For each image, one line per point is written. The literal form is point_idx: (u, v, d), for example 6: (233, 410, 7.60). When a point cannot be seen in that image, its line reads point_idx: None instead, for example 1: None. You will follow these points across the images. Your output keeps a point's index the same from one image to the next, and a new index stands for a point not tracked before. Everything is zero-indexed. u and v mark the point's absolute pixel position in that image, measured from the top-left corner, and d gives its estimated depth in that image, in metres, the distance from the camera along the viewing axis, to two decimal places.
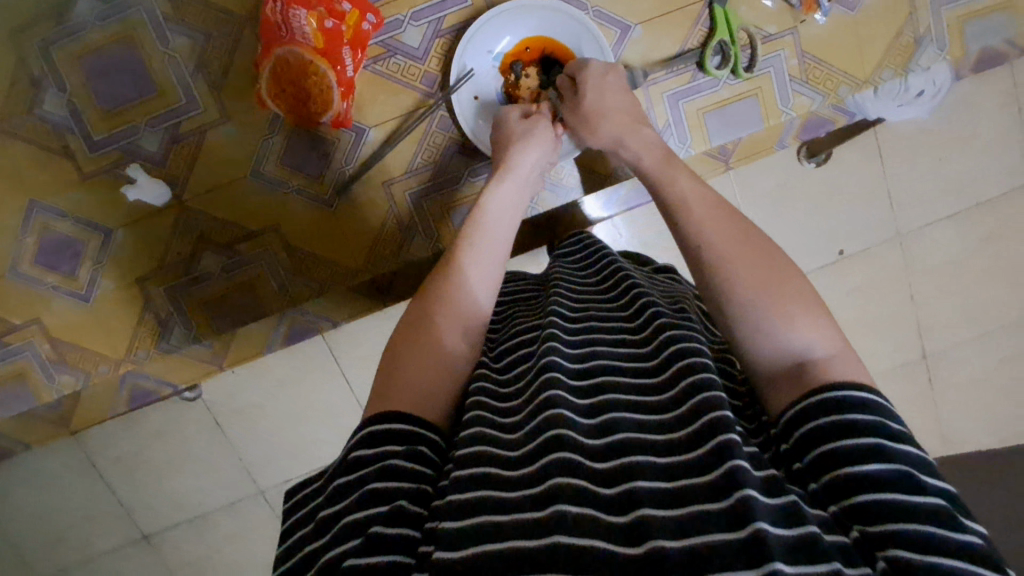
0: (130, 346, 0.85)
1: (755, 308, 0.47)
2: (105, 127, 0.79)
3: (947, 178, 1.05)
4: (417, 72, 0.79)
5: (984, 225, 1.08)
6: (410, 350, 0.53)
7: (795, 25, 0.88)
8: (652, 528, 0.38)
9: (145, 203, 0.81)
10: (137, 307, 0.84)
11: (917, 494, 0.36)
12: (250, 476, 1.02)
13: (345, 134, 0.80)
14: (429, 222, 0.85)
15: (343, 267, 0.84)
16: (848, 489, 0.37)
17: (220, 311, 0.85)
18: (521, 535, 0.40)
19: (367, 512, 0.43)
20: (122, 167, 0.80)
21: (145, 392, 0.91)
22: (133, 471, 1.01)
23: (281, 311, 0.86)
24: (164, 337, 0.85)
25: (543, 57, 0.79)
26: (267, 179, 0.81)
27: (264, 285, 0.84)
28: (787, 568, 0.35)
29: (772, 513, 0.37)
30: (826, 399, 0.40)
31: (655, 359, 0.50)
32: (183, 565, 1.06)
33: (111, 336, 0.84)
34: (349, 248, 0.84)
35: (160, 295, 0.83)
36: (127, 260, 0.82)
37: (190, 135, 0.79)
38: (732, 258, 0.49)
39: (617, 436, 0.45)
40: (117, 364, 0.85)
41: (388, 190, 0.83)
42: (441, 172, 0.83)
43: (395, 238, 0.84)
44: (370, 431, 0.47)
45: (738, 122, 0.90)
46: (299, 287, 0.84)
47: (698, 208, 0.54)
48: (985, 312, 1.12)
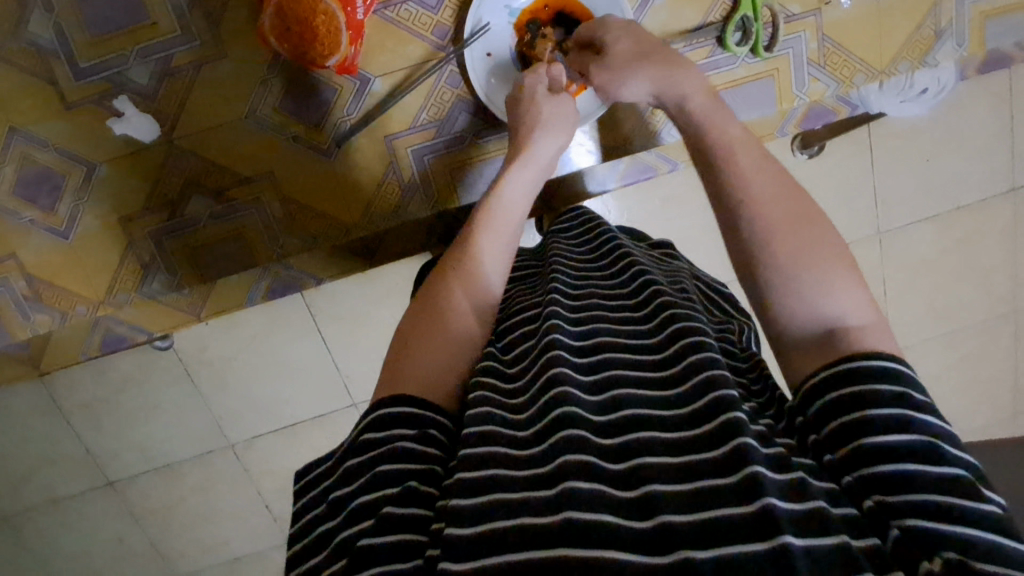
0: (110, 289, 0.82)
1: (795, 272, 0.46)
2: (92, 55, 0.74)
3: (939, 178, 1.05)
4: (429, 22, 0.75)
5: (964, 228, 1.10)
6: (415, 337, 0.53)
7: (819, 6, 0.86)
8: (661, 505, 0.39)
9: (132, 138, 0.76)
10: (119, 248, 0.80)
11: (939, 465, 0.37)
12: (219, 429, 1.01)
13: (349, 82, 0.76)
14: (430, 183, 0.83)
15: (337, 222, 0.82)
16: (867, 459, 0.38)
17: (207, 260, 0.82)
18: (531, 511, 0.40)
19: (377, 493, 0.43)
20: (109, 98, 0.75)
21: (120, 338, 0.87)
22: (102, 416, 0.98)
23: (266, 263, 0.83)
24: (145, 281, 0.82)
25: (561, 16, 0.76)
26: (263, 123, 0.77)
27: (254, 237, 0.81)
28: (797, 540, 0.35)
29: (780, 490, 0.38)
30: (848, 369, 0.41)
31: (657, 337, 0.50)
32: (149, 511, 1.06)
33: (89, 276, 0.81)
34: (347, 205, 0.82)
35: (144, 238, 0.80)
36: (109, 199, 0.78)
37: (185, 69, 0.75)
38: (774, 221, 0.48)
39: (624, 412, 0.45)
40: (95, 306, 0.82)
41: (389, 145, 0.80)
42: (444, 131, 0.80)
43: (392, 195, 0.82)
44: (379, 414, 0.47)
45: (753, 102, 0.90)
46: (290, 240, 0.82)
47: (743, 165, 0.52)
48: (950, 315, 1.16)
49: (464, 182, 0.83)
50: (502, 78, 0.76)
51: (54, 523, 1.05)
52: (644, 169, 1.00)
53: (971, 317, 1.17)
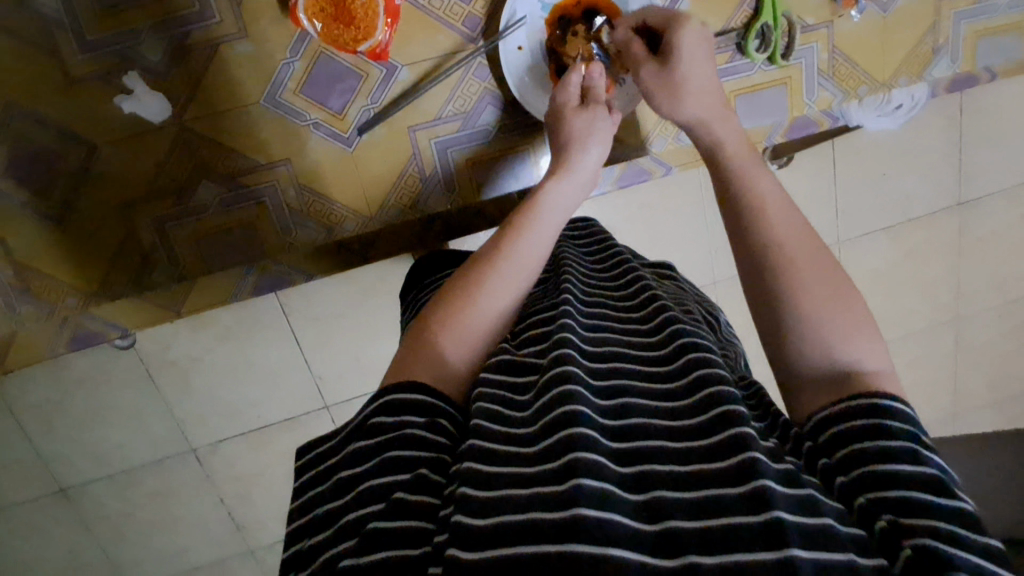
0: (105, 281, 0.76)
1: (819, 316, 0.48)
2: (102, 28, 0.69)
3: (890, 194, 1.18)
4: (460, 12, 0.74)
5: (911, 240, 1.23)
6: (433, 327, 0.54)
7: (832, 19, 0.86)
8: (667, 509, 0.41)
9: (142, 118, 0.72)
10: (118, 236, 0.75)
11: (946, 495, 0.39)
12: (181, 434, 1.04)
13: (374, 69, 0.74)
14: (451, 178, 0.81)
15: (350, 215, 0.80)
16: (881, 483, 0.40)
17: (212, 247, 0.77)
18: (544, 506, 0.41)
19: (389, 478, 0.45)
20: (118, 74, 0.70)
21: (88, 335, 0.81)
22: (52, 421, 0.99)
23: (274, 255, 0.79)
24: (144, 275, 0.77)
25: (589, 11, 0.75)
26: (283, 107, 0.74)
27: (265, 225, 0.78)
28: (803, 553, 0.37)
29: (789, 504, 0.40)
30: (862, 403, 0.43)
31: (665, 349, 0.53)
32: (100, 520, 1.07)
33: (86, 266, 0.76)
34: (344, 184, 0.78)
35: (146, 227, 0.75)
36: (112, 181, 0.73)
37: (201, 47, 0.71)
38: (800, 262, 0.50)
39: (631, 420, 0.48)
40: (87, 298, 0.77)
41: (412, 137, 0.78)
42: (468, 125, 0.79)
43: (411, 189, 0.80)
44: (389, 399, 0.49)
45: (766, 110, 0.89)
46: (304, 231, 0.79)
47: (768, 204, 0.54)
48: (895, 320, 1.30)
49: (485, 179, 0.82)
50: (535, 75, 0.77)
51: (4, 530, 1.05)
52: (639, 173, 0.98)
53: (915, 323, 1.31)
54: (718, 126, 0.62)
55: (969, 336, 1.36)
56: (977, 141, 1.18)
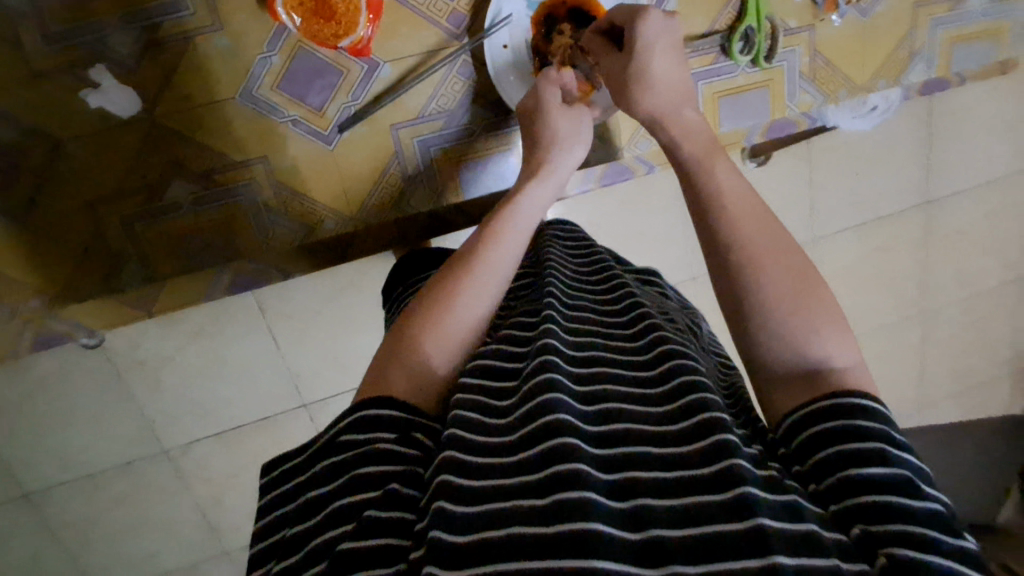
0: (72, 283, 0.73)
1: (789, 319, 0.48)
2: (65, 15, 0.66)
3: (862, 193, 1.20)
4: (445, 8, 0.73)
5: (881, 237, 1.26)
6: (407, 336, 0.54)
7: (813, 23, 0.87)
8: (652, 518, 0.41)
9: (109, 112, 0.69)
10: (83, 235, 0.72)
11: (918, 499, 0.40)
12: (152, 435, 1.01)
13: (355, 66, 0.73)
14: (436, 176, 0.80)
15: (329, 211, 0.77)
16: (854, 489, 0.41)
17: (184, 250, 0.75)
18: (526, 521, 0.41)
19: (359, 496, 0.44)
20: (82, 66, 0.67)
21: (55, 336, 0.76)
22: (13, 423, 0.95)
23: (253, 252, 0.76)
24: (115, 276, 0.74)
25: (576, 11, 0.75)
26: (259, 103, 0.72)
27: (238, 225, 0.75)
28: (787, 559, 0.38)
29: (771, 508, 0.40)
30: (834, 404, 0.44)
31: (647, 356, 0.54)
32: (66, 525, 1.04)
33: (45, 266, 0.72)
34: (325, 189, 0.76)
35: (116, 227, 0.72)
36: (77, 177, 0.70)
37: (173, 40, 0.68)
38: (760, 262, 0.50)
39: (617, 425, 0.48)
40: (52, 301, 0.74)
41: (395, 134, 0.76)
42: (452, 121, 0.78)
43: (392, 187, 0.79)
44: (361, 414, 0.49)
45: (748, 111, 0.89)
46: (285, 230, 0.77)
47: (724, 200, 0.54)
48: (865, 315, 1.33)
49: (468, 177, 0.81)
50: (519, 71, 0.76)
51: None
52: (622, 171, 0.97)
53: (882, 319, 1.35)
54: (677, 123, 0.61)
55: (935, 331, 1.40)
56: (947, 144, 1.22)
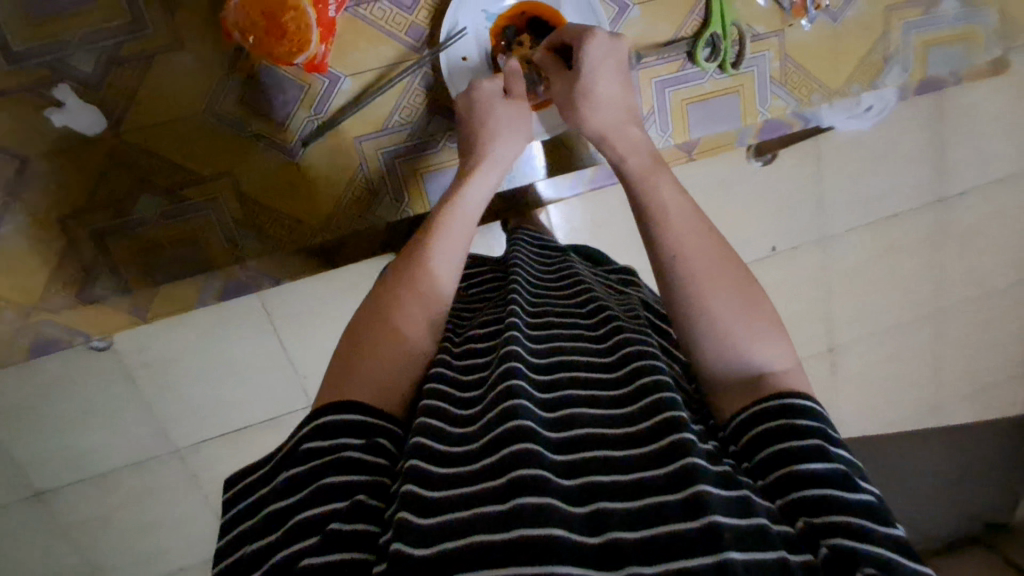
0: (45, 293, 0.75)
1: (727, 325, 0.52)
2: (28, 36, 0.68)
3: (870, 192, 1.18)
4: (403, 22, 0.74)
5: (891, 236, 1.23)
6: (367, 341, 0.54)
7: (782, 28, 0.87)
8: (610, 520, 0.42)
9: (74, 130, 0.71)
10: (57, 249, 0.74)
11: (855, 492, 0.42)
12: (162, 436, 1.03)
13: (317, 81, 0.74)
14: (401, 185, 0.80)
15: (297, 223, 0.78)
16: (797, 483, 0.43)
17: (155, 262, 0.76)
18: (487, 529, 0.41)
19: (321, 509, 0.44)
20: (47, 86, 0.69)
21: (49, 342, 0.79)
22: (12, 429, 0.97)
23: (224, 264, 0.77)
24: (87, 286, 0.76)
25: (533, 22, 0.75)
26: (222, 119, 0.73)
27: (206, 237, 0.76)
28: (738, 555, 0.39)
29: (725, 507, 0.41)
30: (775, 405, 0.47)
31: (611, 357, 0.54)
32: (73, 527, 1.06)
33: (20, 278, 0.74)
34: (307, 203, 0.78)
35: (84, 239, 0.74)
36: (48, 193, 0.72)
37: (135, 59, 0.70)
38: (706, 270, 0.55)
39: (577, 431, 0.48)
40: (28, 312, 0.75)
41: (359, 146, 0.77)
42: (416, 133, 0.78)
43: (361, 195, 0.79)
44: (324, 422, 0.48)
45: (719, 118, 0.89)
46: (246, 241, 0.77)
47: (669, 215, 0.58)
48: (881, 314, 1.29)
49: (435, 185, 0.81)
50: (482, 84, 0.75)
51: None
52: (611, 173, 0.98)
53: (898, 316, 1.31)
54: (623, 141, 0.65)
55: (951, 327, 1.37)
56: (956, 138, 1.19)
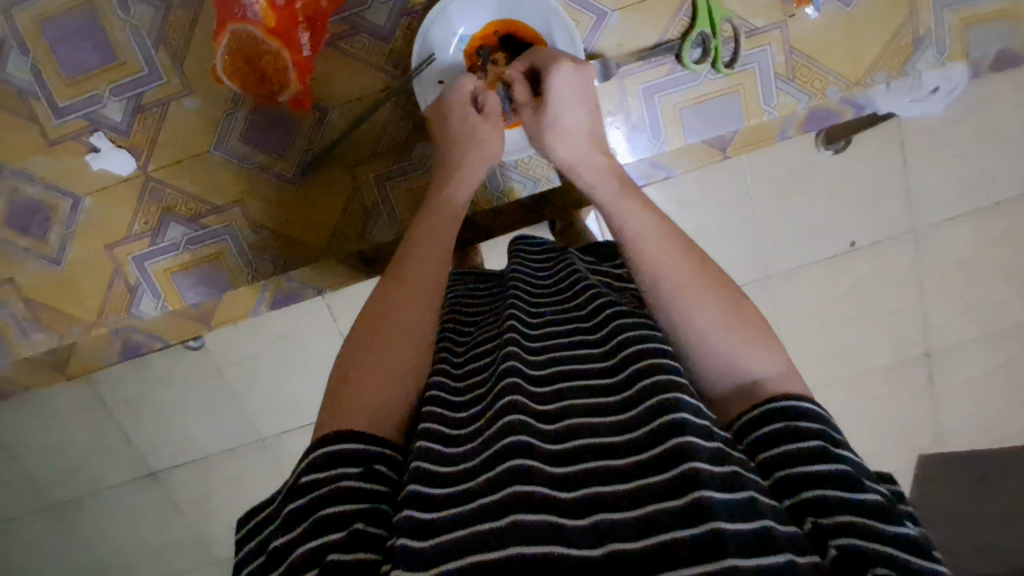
0: (102, 310, 0.88)
1: (711, 343, 0.50)
2: (71, 95, 0.80)
3: (966, 176, 0.95)
4: (383, 53, 0.80)
5: (999, 226, 0.98)
6: (360, 371, 0.53)
7: (784, 18, 0.83)
8: (610, 532, 0.40)
9: (109, 171, 0.83)
10: (107, 272, 0.86)
11: (859, 491, 0.41)
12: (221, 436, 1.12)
13: (308, 114, 0.81)
14: (393, 206, 0.84)
15: (300, 246, 0.86)
16: (801, 484, 0.42)
17: (188, 283, 0.87)
18: (484, 547, 0.40)
19: (322, 540, 0.43)
20: (86, 134, 0.81)
21: (137, 345, 0.91)
22: None
23: (246, 282, 0.87)
24: (134, 303, 0.88)
25: (507, 40, 0.77)
26: (230, 154, 0.82)
27: (227, 260, 0.86)
28: (742, 562, 0.37)
29: (727, 512, 0.39)
30: (776, 407, 0.46)
31: (611, 360, 0.50)
32: None
33: (82, 298, 0.87)
34: (313, 225, 0.85)
35: (128, 263, 0.86)
36: (95, 226, 0.84)
37: (153, 106, 0.81)
38: (682, 295, 0.52)
39: (577, 442, 0.45)
40: (89, 326, 0.88)
41: (351, 171, 0.83)
42: (403, 157, 0.83)
43: (358, 214, 0.84)
44: (322, 453, 0.47)
45: (716, 120, 0.87)
46: (263, 263, 0.87)
47: (641, 243, 0.55)
48: (992, 316, 1.03)
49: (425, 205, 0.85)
50: None
51: None
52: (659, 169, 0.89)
53: (1015, 317, 1.03)
54: (590, 171, 0.63)
55: None
56: None
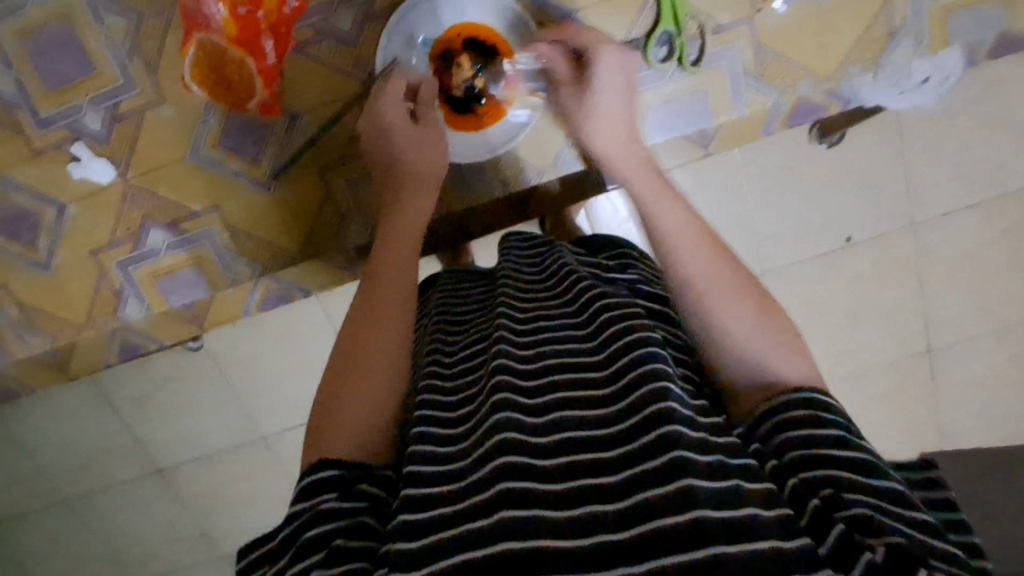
0: (91, 312, 0.90)
1: (744, 339, 0.50)
2: (52, 106, 0.83)
3: (971, 166, 0.92)
4: (350, 57, 0.81)
5: (1008, 217, 0.95)
6: (343, 393, 0.51)
7: (751, 14, 0.81)
8: (596, 523, 0.39)
9: (91, 179, 0.85)
10: (94, 277, 0.89)
11: (881, 478, 0.41)
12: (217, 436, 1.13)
13: (279, 120, 0.83)
14: (366, 210, 0.86)
15: (278, 249, 0.88)
16: (824, 470, 0.42)
17: (171, 287, 0.89)
18: (473, 543, 0.39)
19: (308, 560, 0.42)
20: (68, 143, 0.84)
21: (133, 346, 0.94)
22: None
23: (227, 285, 0.89)
24: (120, 307, 0.90)
25: (474, 43, 0.78)
26: (204, 159, 0.84)
27: (207, 263, 0.88)
28: (729, 547, 0.36)
29: (710, 497, 0.38)
30: (805, 400, 0.45)
31: (601, 353, 0.49)
32: None
33: (70, 301, 0.90)
34: (291, 229, 0.87)
35: (113, 268, 0.88)
36: (81, 232, 0.87)
37: (130, 114, 0.83)
38: (722, 296, 0.52)
39: (565, 434, 0.44)
40: (80, 329, 0.91)
41: (324, 176, 0.85)
42: None
43: (334, 219, 0.86)
44: (303, 483, 0.46)
45: (683, 117, 0.85)
46: (243, 266, 0.88)
47: (661, 226, 0.58)
48: (1001, 309, 1.01)
49: None
50: None
51: None
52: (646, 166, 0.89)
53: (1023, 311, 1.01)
54: (625, 162, 0.67)
55: None
56: None
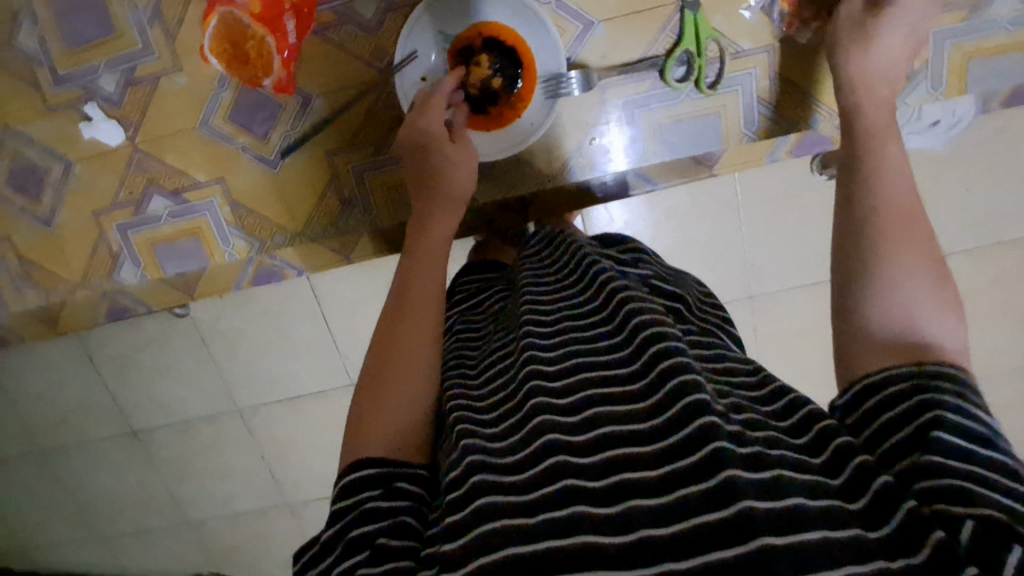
0: (85, 273, 0.90)
1: (909, 282, 0.44)
2: (69, 64, 0.82)
3: (971, 213, 0.93)
4: (368, 45, 0.80)
5: (1002, 264, 0.95)
6: (375, 399, 0.50)
7: (772, 41, 0.81)
8: (637, 519, 0.37)
9: (100, 141, 0.85)
10: (92, 238, 0.89)
11: (989, 449, 0.37)
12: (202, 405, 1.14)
13: (291, 99, 0.82)
14: (369, 197, 0.86)
15: (277, 227, 0.88)
16: (923, 434, 0.38)
17: (167, 255, 0.89)
18: (515, 540, 0.38)
19: (351, 559, 0.42)
20: (81, 103, 0.83)
21: (123, 309, 0.94)
22: None
23: (222, 258, 0.89)
24: (116, 269, 0.90)
25: (494, 43, 0.78)
26: (213, 131, 0.84)
27: (204, 234, 0.88)
28: (777, 539, 0.34)
29: (757, 490, 0.36)
30: (929, 367, 0.40)
31: (629, 348, 0.47)
32: None
33: (69, 260, 0.90)
34: (292, 208, 0.87)
35: (113, 230, 0.88)
36: (84, 192, 0.87)
37: (145, 79, 0.83)
38: (900, 233, 0.46)
39: (602, 429, 0.42)
40: (72, 288, 0.91)
41: (330, 160, 0.85)
42: (381, 150, 0.84)
43: (334, 202, 0.87)
44: (348, 478, 0.47)
45: (693, 139, 0.86)
46: (239, 241, 0.88)
47: (898, 180, 0.49)
48: (986, 357, 1.01)
49: (401, 197, 0.86)
50: None
51: None
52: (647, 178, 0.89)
53: (1011, 361, 1.01)
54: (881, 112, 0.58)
55: None
56: None
